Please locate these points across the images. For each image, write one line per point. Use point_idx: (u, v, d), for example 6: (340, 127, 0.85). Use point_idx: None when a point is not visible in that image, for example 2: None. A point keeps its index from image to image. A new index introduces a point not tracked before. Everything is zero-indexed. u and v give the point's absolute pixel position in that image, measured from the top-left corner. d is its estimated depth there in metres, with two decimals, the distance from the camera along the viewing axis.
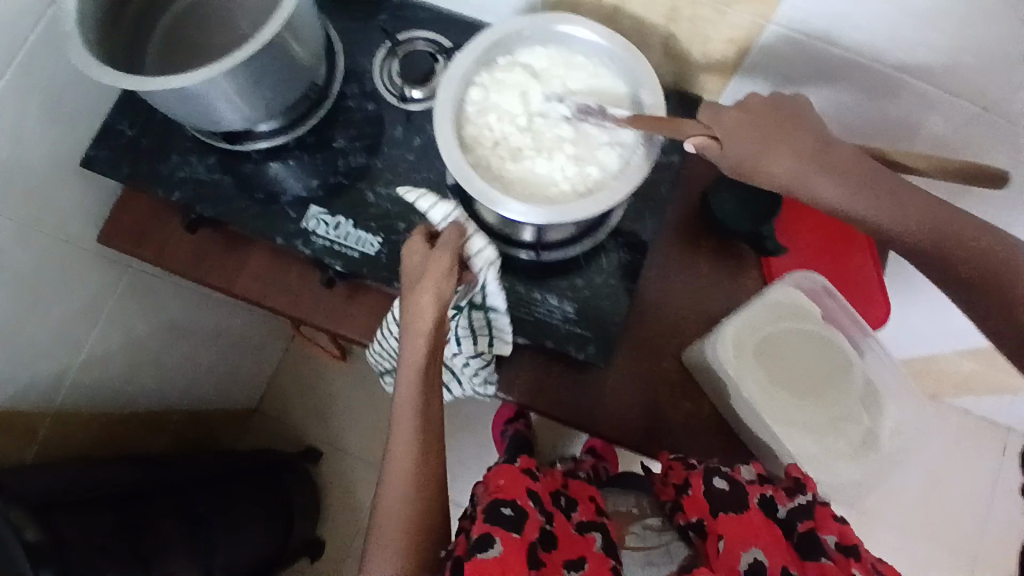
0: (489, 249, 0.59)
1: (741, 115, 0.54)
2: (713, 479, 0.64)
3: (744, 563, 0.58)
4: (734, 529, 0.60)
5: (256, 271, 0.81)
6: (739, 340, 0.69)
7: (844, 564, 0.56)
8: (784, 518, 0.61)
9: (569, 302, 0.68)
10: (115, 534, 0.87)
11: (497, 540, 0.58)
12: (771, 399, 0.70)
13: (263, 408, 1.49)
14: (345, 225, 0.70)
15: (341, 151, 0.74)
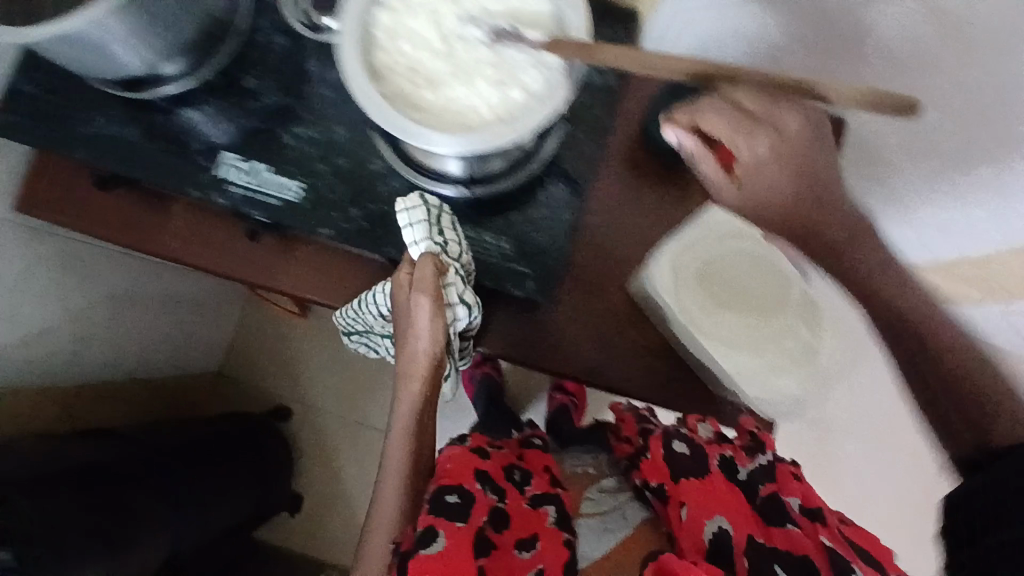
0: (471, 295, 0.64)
1: (775, 158, 0.46)
2: (672, 446, 0.80)
3: (710, 532, 0.69)
4: (697, 495, 0.73)
5: (182, 231, 0.75)
6: (677, 265, 0.66)
7: (810, 530, 0.69)
8: (744, 480, 0.77)
9: (505, 238, 0.67)
10: (85, 509, 0.84)
11: (441, 533, 0.68)
12: (718, 326, 0.65)
13: (227, 370, 1.47)
14: (260, 169, 0.68)
15: (250, 92, 0.70)
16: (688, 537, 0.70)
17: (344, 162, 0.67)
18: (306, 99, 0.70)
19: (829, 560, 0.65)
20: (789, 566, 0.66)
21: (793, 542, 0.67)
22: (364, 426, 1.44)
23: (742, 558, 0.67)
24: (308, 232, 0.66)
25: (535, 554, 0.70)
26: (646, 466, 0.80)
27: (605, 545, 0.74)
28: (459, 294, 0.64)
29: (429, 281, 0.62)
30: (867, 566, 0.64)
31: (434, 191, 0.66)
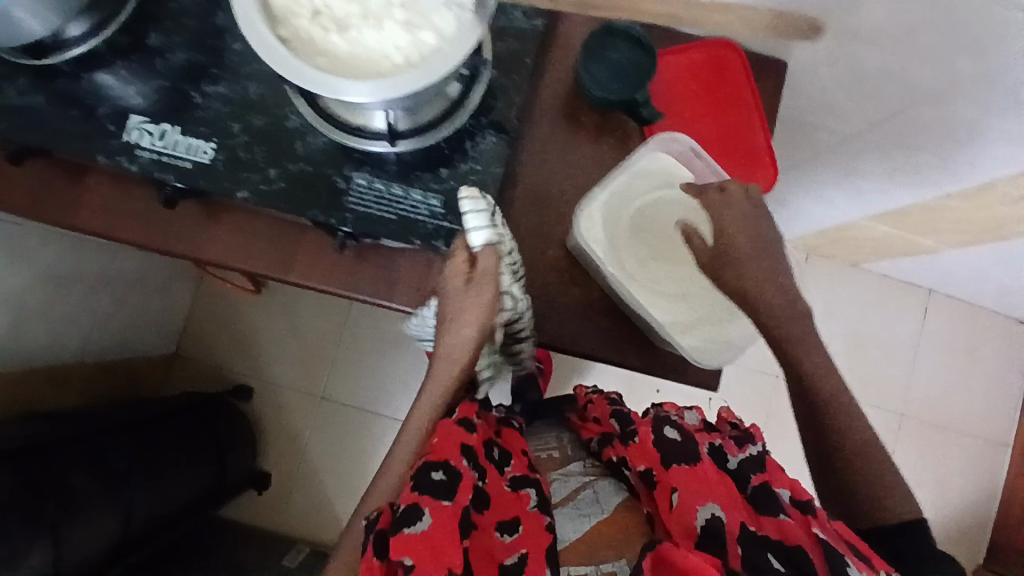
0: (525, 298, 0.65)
1: (742, 232, 0.61)
2: (663, 429, 0.65)
3: (700, 519, 0.57)
4: (688, 480, 0.60)
5: (100, 202, 0.69)
6: (606, 216, 0.65)
7: (801, 521, 0.57)
8: (735, 468, 0.64)
9: (434, 195, 0.63)
10: (17, 495, 0.80)
11: (426, 512, 0.56)
12: (645, 277, 0.65)
13: (185, 352, 1.43)
14: (172, 132, 0.64)
15: (158, 51, 0.66)
16: (676, 525, 0.58)
17: (258, 120, 0.64)
18: (219, 56, 0.66)
19: (824, 552, 0.53)
20: (783, 557, 0.54)
21: (785, 530, 0.56)
22: (325, 400, 1.43)
23: (737, 546, 0.55)
24: (224, 195, 0.63)
25: (516, 539, 0.60)
26: (633, 449, 0.67)
27: (583, 527, 0.65)
28: (510, 286, 0.64)
29: (490, 271, 0.62)
30: (860, 560, 0.54)
31: (356, 147, 0.63)
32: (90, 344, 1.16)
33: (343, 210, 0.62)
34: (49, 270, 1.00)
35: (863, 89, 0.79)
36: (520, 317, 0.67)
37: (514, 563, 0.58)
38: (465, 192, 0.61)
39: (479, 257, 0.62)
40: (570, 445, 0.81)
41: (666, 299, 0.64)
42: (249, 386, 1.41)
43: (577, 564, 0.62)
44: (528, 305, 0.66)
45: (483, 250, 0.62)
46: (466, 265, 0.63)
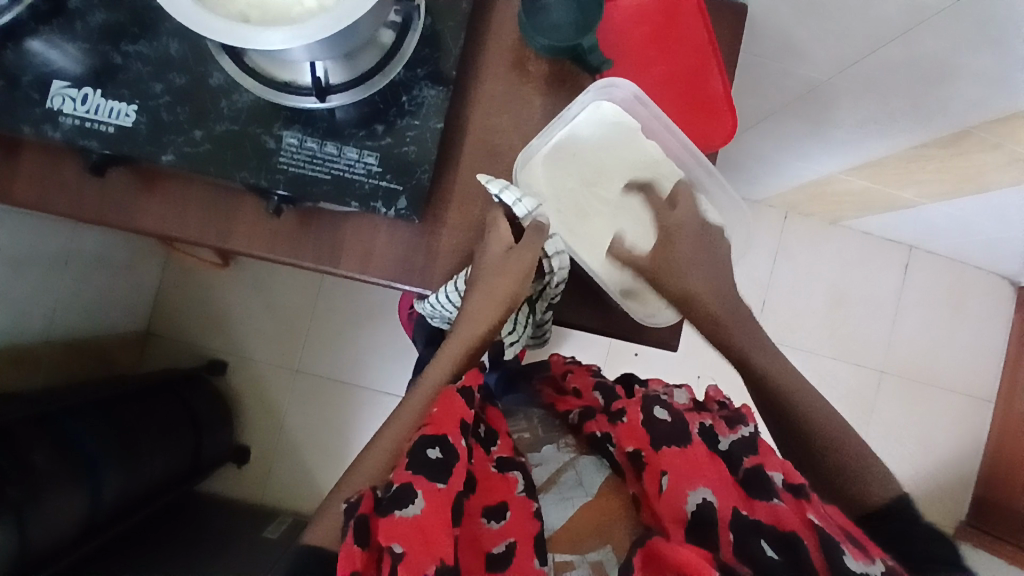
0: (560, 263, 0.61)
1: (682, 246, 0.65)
2: (653, 410, 0.63)
3: (693, 504, 0.55)
4: (679, 464, 0.57)
5: (27, 174, 0.63)
6: (547, 168, 0.64)
7: (797, 507, 0.52)
8: (725, 449, 0.60)
9: (369, 153, 0.61)
10: None
11: (420, 495, 0.52)
12: (586, 231, 0.65)
13: (157, 329, 1.41)
14: (94, 96, 0.60)
15: (76, 12, 0.62)
16: (664, 509, 0.56)
17: (179, 78, 0.61)
18: (141, 13, 0.62)
19: (820, 538, 0.49)
20: (774, 543, 0.51)
21: (779, 515, 0.52)
22: (303, 371, 1.42)
23: (727, 532, 0.53)
24: (149, 160, 0.60)
25: (504, 527, 0.58)
26: (621, 429, 0.63)
27: (566, 514, 0.62)
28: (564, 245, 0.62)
29: (533, 241, 0.61)
30: (856, 547, 0.49)
31: (285, 104, 0.60)
32: (53, 323, 1.13)
33: (275, 171, 0.60)
34: (3, 250, 0.97)
35: (833, 30, 0.75)
36: (558, 283, 0.63)
37: (502, 551, 0.56)
38: (484, 179, 0.61)
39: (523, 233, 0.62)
40: (542, 426, 0.75)
41: (607, 252, 0.65)
42: (223, 361, 1.40)
43: (564, 551, 0.60)
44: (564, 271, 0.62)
45: (527, 222, 0.61)
46: (507, 238, 0.61)
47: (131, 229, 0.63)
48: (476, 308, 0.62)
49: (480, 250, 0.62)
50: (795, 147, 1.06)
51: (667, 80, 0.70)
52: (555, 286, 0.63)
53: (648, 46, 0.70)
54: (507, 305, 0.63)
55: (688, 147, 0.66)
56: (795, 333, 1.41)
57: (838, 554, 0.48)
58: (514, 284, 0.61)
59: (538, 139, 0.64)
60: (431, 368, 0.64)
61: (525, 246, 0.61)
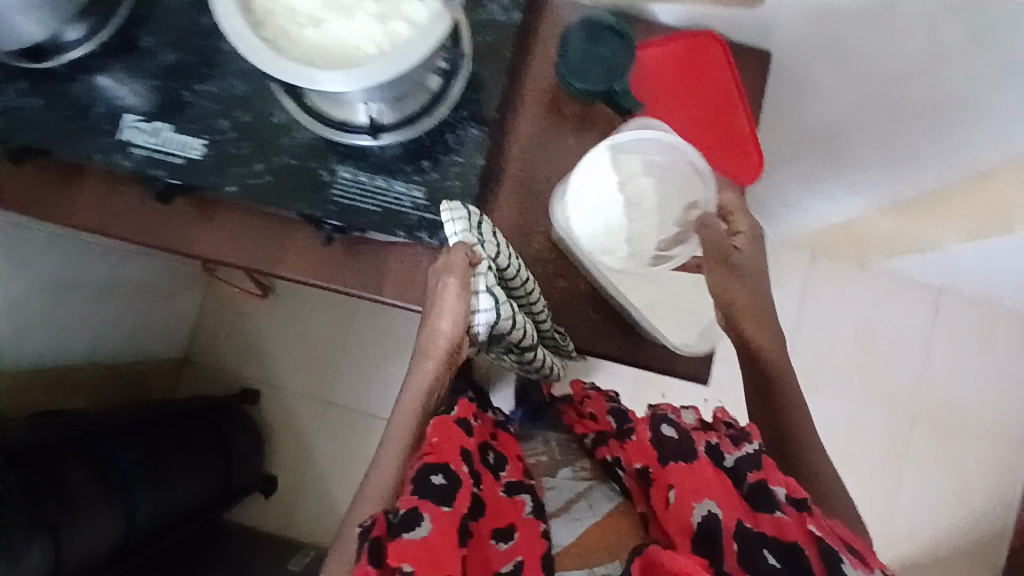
0: (486, 297, 0.61)
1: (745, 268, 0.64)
2: (661, 428, 0.63)
3: (698, 515, 0.54)
4: (686, 479, 0.57)
5: (96, 200, 0.69)
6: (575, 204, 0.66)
7: (799, 519, 0.53)
8: (732, 468, 0.60)
9: (416, 186, 0.65)
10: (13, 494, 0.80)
11: (426, 518, 0.53)
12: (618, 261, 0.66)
13: (195, 356, 1.46)
14: (164, 130, 0.65)
15: (148, 51, 0.68)
16: (670, 522, 0.56)
17: (244, 116, 0.66)
18: (208, 55, 0.67)
19: (820, 549, 0.51)
20: (777, 552, 0.51)
21: (782, 527, 0.53)
22: (332, 403, 1.44)
23: (732, 542, 0.52)
24: (212, 190, 0.65)
25: (513, 547, 0.57)
26: (629, 447, 0.64)
27: (576, 531, 0.62)
28: (490, 284, 0.61)
29: (458, 263, 0.61)
30: (855, 557, 0.51)
31: (341, 142, 0.65)
32: (97, 350, 1.17)
33: (328, 202, 0.64)
34: (57, 276, 1.02)
35: (860, 70, 0.77)
36: (504, 316, 0.63)
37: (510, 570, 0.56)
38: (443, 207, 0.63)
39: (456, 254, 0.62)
40: (558, 449, 0.75)
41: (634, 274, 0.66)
42: (257, 390, 1.44)
43: (573, 568, 0.59)
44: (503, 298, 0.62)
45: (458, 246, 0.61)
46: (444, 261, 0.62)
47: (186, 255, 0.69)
48: (429, 339, 0.64)
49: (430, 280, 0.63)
50: (821, 186, 1.09)
51: (696, 118, 0.74)
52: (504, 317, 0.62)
53: (677, 85, 0.74)
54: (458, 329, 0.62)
55: (693, 163, 0.64)
56: (823, 373, 1.41)
57: (838, 561, 0.49)
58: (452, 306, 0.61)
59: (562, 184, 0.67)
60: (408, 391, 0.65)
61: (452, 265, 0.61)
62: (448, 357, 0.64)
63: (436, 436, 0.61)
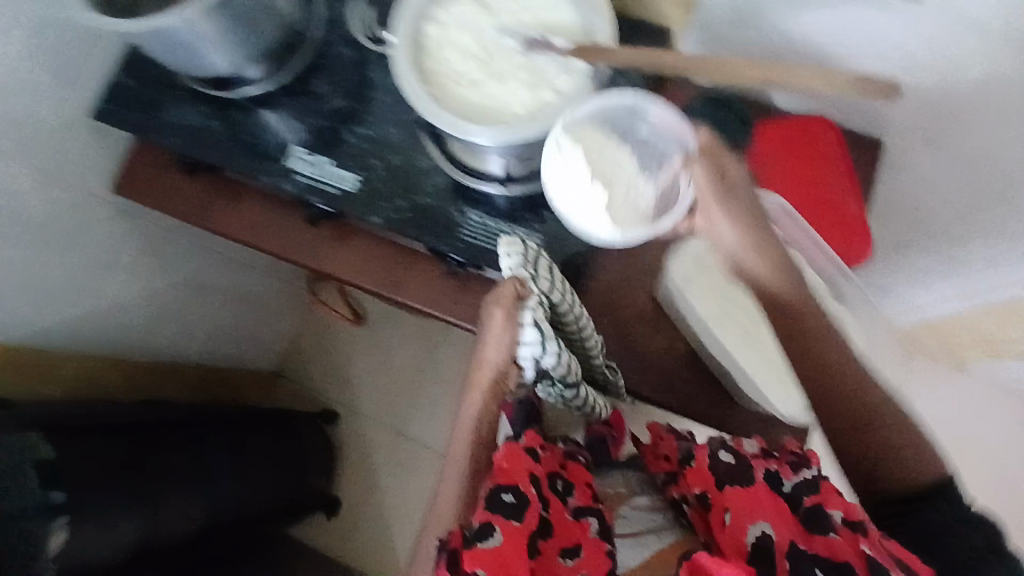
0: (531, 331, 0.60)
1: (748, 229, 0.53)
2: (719, 455, 0.58)
3: (752, 538, 0.51)
4: (741, 500, 0.54)
5: (252, 215, 0.81)
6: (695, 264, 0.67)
7: (853, 540, 0.51)
8: (790, 492, 0.55)
9: (536, 234, 0.72)
10: (126, 469, 0.87)
11: (497, 530, 0.55)
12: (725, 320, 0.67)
13: (286, 372, 1.56)
14: (324, 163, 0.75)
15: (321, 96, 0.76)
16: (726, 542, 0.53)
17: (394, 158, 0.74)
18: (367, 102, 0.76)
19: None
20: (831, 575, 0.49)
21: (835, 548, 0.50)
22: (402, 436, 1.50)
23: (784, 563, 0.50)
24: (358, 218, 0.74)
25: (578, 564, 0.56)
26: (686, 471, 0.60)
27: (640, 556, 0.60)
28: (535, 319, 0.60)
29: (506, 298, 0.60)
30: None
31: (473, 188, 0.73)
32: (207, 353, 1.28)
33: (456, 240, 0.72)
34: (191, 281, 1.14)
35: (980, 176, 0.77)
36: (549, 354, 0.62)
37: None
38: (504, 241, 0.65)
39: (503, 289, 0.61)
40: (637, 484, 0.70)
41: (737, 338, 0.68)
42: (335, 412, 1.51)
43: None
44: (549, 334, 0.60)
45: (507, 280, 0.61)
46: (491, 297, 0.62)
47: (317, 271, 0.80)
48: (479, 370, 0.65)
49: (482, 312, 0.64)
50: None
51: (806, 199, 0.76)
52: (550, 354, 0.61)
53: (791, 165, 0.76)
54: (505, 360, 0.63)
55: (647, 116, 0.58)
56: None
57: None
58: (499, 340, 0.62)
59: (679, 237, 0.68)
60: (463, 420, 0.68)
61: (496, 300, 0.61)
62: (495, 386, 0.66)
63: (502, 455, 0.60)
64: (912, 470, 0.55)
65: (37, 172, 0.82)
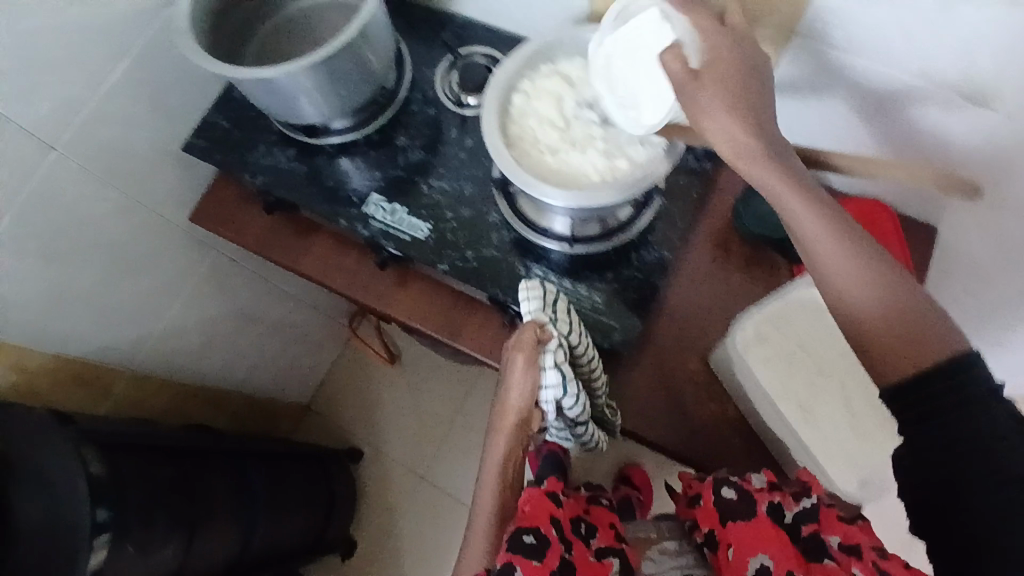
0: (553, 374, 0.63)
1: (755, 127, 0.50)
2: (722, 491, 0.62)
3: (752, 570, 0.56)
4: (743, 536, 0.58)
5: (321, 254, 0.85)
6: (762, 333, 0.70)
7: (845, 565, 0.54)
8: (790, 522, 0.59)
9: (597, 293, 0.74)
10: (171, 490, 0.88)
11: (519, 568, 0.57)
12: (786, 390, 0.69)
13: (315, 406, 1.58)
14: (400, 211, 0.79)
15: (401, 149, 0.82)
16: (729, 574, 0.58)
17: (465, 211, 0.78)
18: (443, 157, 0.81)
19: None
20: None
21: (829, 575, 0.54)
22: (425, 481, 1.49)
23: None
24: (428, 265, 0.77)
25: None
26: (698, 510, 0.64)
27: None
28: (555, 362, 0.63)
29: (527, 343, 0.63)
30: None
31: (537, 244, 0.76)
32: (245, 381, 1.29)
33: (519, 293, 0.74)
34: (243, 310, 1.17)
35: None
36: (564, 393, 0.65)
37: None
38: (523, 288, 0.67)
39: (522, 332, 0.64)
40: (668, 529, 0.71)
41: (797, 417, 0.69)
42: (361, 451, 1.51)
43: None
44: (568, 374, 0.64)
45: (528, 322, 0.64)
46: (512, 343, 0.65)
47: (378, 311, 0.83)
48: (502, 412, 0.66)
49: (505, 353, 0.66)
50: None
51: None
52: (567, 393, 0.65)
53: None
54: (528, 399, 0.65)
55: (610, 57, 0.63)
56: None
57: None
58: (523, 380, 0.64)
59: (752, 308, 0.70)
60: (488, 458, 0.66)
61: (518, 345, 0.64)
62: (518, 429, 0.65)
63: (527, 502, 0.63)
64: (935, 384, 0.43)
65: (123, 197, 0.87)
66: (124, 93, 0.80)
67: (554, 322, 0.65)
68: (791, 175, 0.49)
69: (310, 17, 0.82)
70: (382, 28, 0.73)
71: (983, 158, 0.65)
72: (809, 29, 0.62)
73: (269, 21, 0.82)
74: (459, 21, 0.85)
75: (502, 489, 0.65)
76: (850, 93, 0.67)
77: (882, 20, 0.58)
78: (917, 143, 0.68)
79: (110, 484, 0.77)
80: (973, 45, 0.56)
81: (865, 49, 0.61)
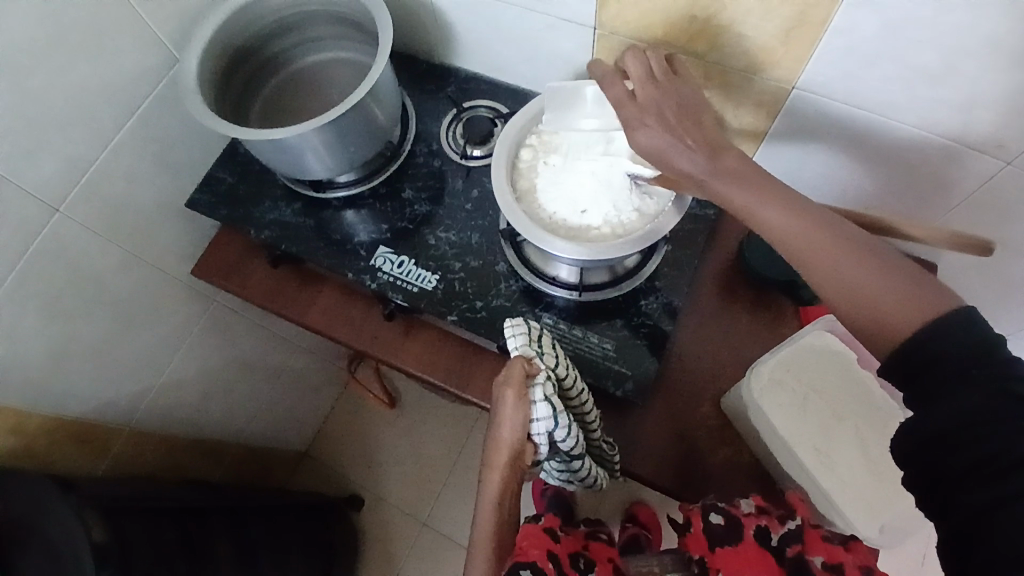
0: (541, 408, 0.60)
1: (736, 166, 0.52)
2: (710, 517, 0.61)
3: None
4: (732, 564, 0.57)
5: (326, 305, 0.84)
6: (776, 378, 0.71)
7: None
8: (775, 545, 0.58)
9: (608, 340, 0.74)
10: (175, 551, 0.85)
11: None
12: (801, 434, 0.70)
13: (313, 452, 1.55)
14: (407, 263, 0.79)
15: (407, 201, 0.82)
16: None
17: (474, 261, 0.78)
18: (449, 208, 0.82)
19: None
20: None
21: None
22: (427, 526, 1.46)
23: None
24: (437, 317, 0.76)
25: None
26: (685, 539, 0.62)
27: None
28: (546, 395, 0.60)
29: (515, 377, 0.60)
30: None
31: (546, 292, 0.76)
32: (243, 430, 1.27)
33: None
34: (242, 358, 1.16)
35: None
36: (557, 428, 0.62)
37: None
38: (510, 322, 0.65)
39: (510, 367, 0.61)
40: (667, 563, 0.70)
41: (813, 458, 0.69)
42: (361, 497, 1.48)
43: None
44: (559, 409, 0.61)
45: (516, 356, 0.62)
46: (501, 376, 0.61)
47: (384, 360, 0.82)
48: (494, 453, 0.61)
49: (494, 388, 0.62)
50: None
51: None
52: (561, 428, 0.61)
53: None
54: (518, 437, 0.61)
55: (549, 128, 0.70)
56: None
57: None
58: (513, 416, 0.60)
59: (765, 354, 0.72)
60: (480, 500, 0.63)
61: (506, 379, 0.60)
62: (512, 467, 0.61)
63: (523, 538, 0.64)
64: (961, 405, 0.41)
65: (124, 252, 0.86)
66: (129, 150, 0.81)
67: (542, 362, 0.62)
68: (796, 208, 0.50)
69: (317, 76, 0.84)
70: (388, 86, 0.75)
71: (974, 200, 0.67)
72: (806, 84, 0.65)
73: (274, 80, 0.84)
74: (461, 75, 0.88)
75: (497, 528, 0.63)
76: (852, 148, 0.70)
77: (882, 79, 0.60)
78: (912, 187, 0.70)
79: (113, 549, 0.75)
80: (969, 96, 0.58)
81: (865, 99, 0.63)
